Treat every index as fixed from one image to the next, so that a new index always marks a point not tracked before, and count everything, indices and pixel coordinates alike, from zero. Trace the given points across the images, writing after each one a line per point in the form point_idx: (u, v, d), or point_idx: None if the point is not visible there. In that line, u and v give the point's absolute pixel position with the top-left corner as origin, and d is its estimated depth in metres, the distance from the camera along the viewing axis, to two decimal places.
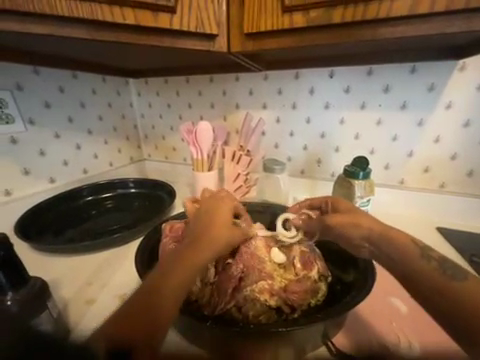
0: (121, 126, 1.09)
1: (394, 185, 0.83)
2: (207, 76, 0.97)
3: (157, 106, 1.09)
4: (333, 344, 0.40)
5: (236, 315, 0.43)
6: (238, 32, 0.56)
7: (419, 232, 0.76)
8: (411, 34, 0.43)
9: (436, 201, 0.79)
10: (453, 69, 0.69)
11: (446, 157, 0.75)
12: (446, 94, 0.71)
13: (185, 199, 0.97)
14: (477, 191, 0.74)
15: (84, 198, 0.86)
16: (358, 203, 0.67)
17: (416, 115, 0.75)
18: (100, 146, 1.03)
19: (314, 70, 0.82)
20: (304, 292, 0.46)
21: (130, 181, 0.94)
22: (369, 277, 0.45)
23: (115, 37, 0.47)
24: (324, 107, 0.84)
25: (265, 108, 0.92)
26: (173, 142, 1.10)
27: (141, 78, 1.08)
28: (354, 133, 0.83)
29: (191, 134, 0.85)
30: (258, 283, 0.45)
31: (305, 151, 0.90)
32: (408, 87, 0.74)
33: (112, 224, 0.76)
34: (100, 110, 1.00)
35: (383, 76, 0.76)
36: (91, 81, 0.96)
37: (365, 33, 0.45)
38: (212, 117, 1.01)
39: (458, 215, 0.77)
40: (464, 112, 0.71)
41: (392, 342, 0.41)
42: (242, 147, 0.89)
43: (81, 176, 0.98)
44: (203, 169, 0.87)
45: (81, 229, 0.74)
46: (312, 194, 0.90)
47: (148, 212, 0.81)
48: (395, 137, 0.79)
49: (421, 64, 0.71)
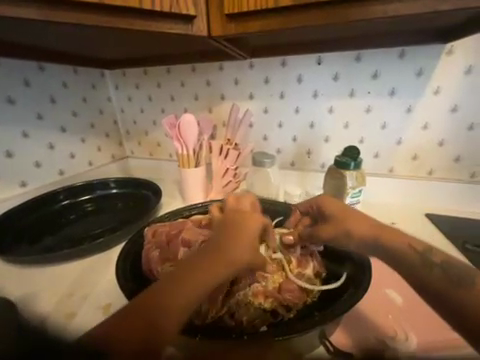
0: (99, 122, 1.01)
1: (384, 174, 0.82)
2: (189, 66, 0.91)
3: (137, 99, 1.02)
4: (331, 343, 0.38)
5: (229, 321, 0.41)
6: (218, 14, 0.51)
7: (409, 220, 0.76)
8: (403, 14, 0.40)
9: (424, 189, 0.79)
10: (441, 53, 0.68)
11: (434, 143, 0.75)
12: (435, 79, 0.70)
13: (172, 198, 0.92)
14: (464, 176, 0.75)
15: (60, 202, 0.80)
16: (350, 195, 0.65)
17: (406, 101, 0.74)
18: (76, 144, 0.95)
19: (300, 57, 0.79)
20: (299, 290, 0.45)
21: (111, 181, 0.88)
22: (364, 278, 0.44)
23: (76, 18, 0.41)
24: (312, 96, 0.81)
25: (252, 98, 0.88)
26: (157, 137, 1.04)
27: (117, 70, 1.01)
28: (344, 123, 0.81)
29: (174, 128, 0.80)
30: (252, 286, 0.43)
31: (295, 142, 0.88)
32: (397, 73, 0.72)
33: (93, 228, 0.71)
34: (73, 105, 0.92)
35: (371, 61, 0.73)
36: (61, 73, 0.87)
37: (354, 12, 0.42)
38: (196, 110, 0.95)
39: (446, 201, 0.78)
40: (452, 97, 0.70)
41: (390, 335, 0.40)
42: (229, 141, 0.84)
43: (56, 178, 0.91)
44: (189, 166, 0.83)
45: (58, 236, 0.68)
46: (304, 186, 0.88)
47: (132, 214, 0.77)
48: (385, 125, 0.78)
49: (410, 48, 0.69)
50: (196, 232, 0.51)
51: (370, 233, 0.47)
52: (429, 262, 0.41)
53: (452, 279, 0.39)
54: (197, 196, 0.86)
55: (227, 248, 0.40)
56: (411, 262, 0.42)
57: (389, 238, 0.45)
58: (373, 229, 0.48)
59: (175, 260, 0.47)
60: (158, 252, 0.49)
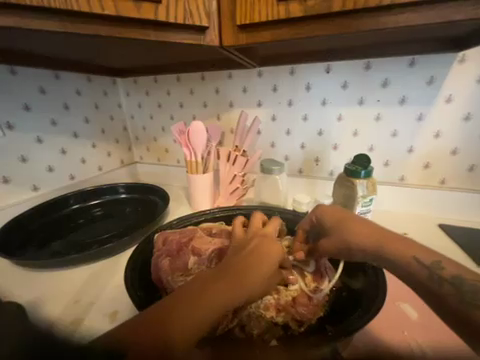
0: (109, 128, 1.03)
1: (394, 182, 0.81)
2: (199, 74, 0.93)
3: (147, 106, 1.04)
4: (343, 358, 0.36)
5: (239, 333, 0.40)
6: (230, 25, 0.52)
7: (422, 230, 0.73)
8: (415, 23, 0.40)
9: (436, 198, 0.77)
10: (453, 61, 0.67)
11: (447, 152, 0.73)
12: (446, 86, 0.69)
13: (180, 203, 0.92)
14: (479, 186, 0.73)
15: (70, 207, 0.82)
16: (361, 203, 0.64)
17: (416, 109, 0.73)
18: (87, 150, 0.97)
19: (309, 66, 0.79)
20: (312, 306, 0.44)
21: (120, 186, 0.89)
22: (380, 288, 0.42)
23: (93, 31, 0.42)
24: (321, 104, 0.81)
25: (260, 106, 0.88)
26: (166, 143, 1.05)
27: (129, 78, 1.03)
28: (353, 131, 0.80)
29: (182, 135, 0.81)
30: (264, 299, 0.43)
31: (303, 149, 0.87)
32: (408, 81, 0.72)
33: (101, 233, 0.72)
34: (86, 112, 0.95)
35: (381, 69, 0.73)
36: (75, 81, 0.90)
37: (366, 22, 0.42)
38: (205, 117, 0.97)
39: (459, 211, 0.75)
40: (465, 105, 0.69)
41: (404, 351, 0.38)
42: (237, 148, 0.85)
43: (67, 182, 0.93)
44: (197, 172, 0.84)
45: (67, 240, 0.69)
46: (311, 193, 0.87)
47: (140, 219, 0.77)
48: (395, 133, 0.77)
49: (421, 57, 0.69)
50: (207, 241, 0.52)
51: (369, 241, 0.42)
52: (440, 277, 0.36)
53: (466, 298, 0.33)
54: (205, 202, 0.86)
55: (249, 267, 0.40)
56: (417, 276, 0.37)
57: (393, 246, 0.40)
58: (373, 233, 0.42)
59: (185, 269, 0.48)
60: (167, 261, 0.49)
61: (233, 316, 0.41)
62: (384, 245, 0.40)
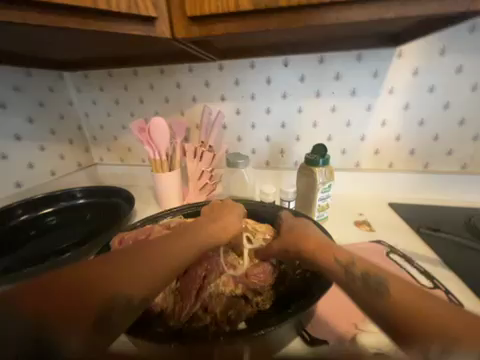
0: (60, 128, 0.94)
1: (351, 168, 0.88)
2: (157, 68, 0.88)
3: (103, 103, 0.97)
4: (307, 333, 0.42)
5: (203, 316, 0.40)
6: (181, 17, 0.50)
7: (375, 210, 0.82)
8: (355, 20, 0.43)
9: (386, 180, 0.86)
10: (393, 56, 0.74)
11: (392, 138, 0.82)
12: (389, 79, 0.77)
13: (147, 204, 0.89)
14: (419, 167, 0.83)
15: (19, 218, 0.73)
16: (320, 190, 0.68)
17: (366, 100, 0.80)
18: (35, 153, 0.87)
19: (268, 59, 0.81)
20: (266, 274, 0.46)
21: (77, 191, 0.82)
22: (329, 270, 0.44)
23: (20, 17, 0.38)
24: (282, 97, 0.84)
25: (224, 100, 0.88)
26: (127, 142, 0.99)
27: (79, 72, 0.94)
28: (313, 122, 0.85)
29: (143, 133, 0.78)
30: (220, 277, 0.45)
31: (268, 142, 0.90)
32: (357, 75, 0.78)
33: (57, 244, 0.66)
34: (29, 111, 0.85)
35: (333, 64, 0.78)
36: (11, 75, 0.79)
37: (311, 17, 0.44)
38: (168, 112, 0.93)
39: (405, 190, 0.85)
40: (404, 95, 0.77)
41: (361, 319, 0.44)
42: (203, 143, 0.84)
43: (13, 190, 0.82)
44: (162, 170, 0.81)
45: (17, 255, 0.62)
46: (278, 185, 0.90)
47: (102, 224, 0.72)
48: (349, 123, 0.83)
49: (366, 52, 0.75)
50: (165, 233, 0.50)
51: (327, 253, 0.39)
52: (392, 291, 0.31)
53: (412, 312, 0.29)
54: (173, 201, 0.84)
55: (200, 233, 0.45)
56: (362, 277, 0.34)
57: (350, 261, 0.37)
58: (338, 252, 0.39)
59: None
60: None
61: (196, 298, 0.42)
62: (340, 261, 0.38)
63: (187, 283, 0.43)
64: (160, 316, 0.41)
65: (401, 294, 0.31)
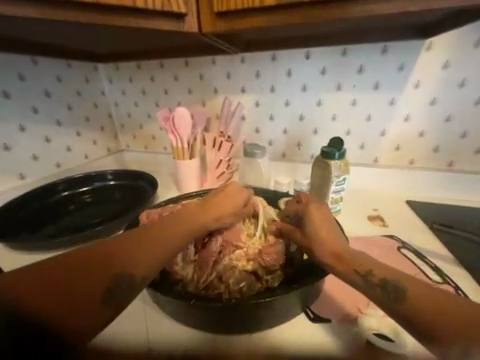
0: (94, 115, 1.03)
1: (369, 163, 0.87)
2: (182, 60, 0.93)
3: (131, 93, 1.03)
4: (311, 311, 0.45)
5: (217, 285, 0.46)
6: (208, 12, 0.54)
7: (391, 207, 0.81)
8: (379, 14, 0.44)
9: (405, 177, 0.84)
10: (422, 48, 0.72)
11: (415, 135, 0.80)
12: (415, 73, 0.74)
13: (168, 189, 0.95)
14: (441, 165, 0.81)
15: (60, 193, 0.83)
16: (335, 183, 0.70)
17: (389, 94, 0.78)
18: (72, 138, 0.97)
19: (290, 51, 0.82)
20: (278, 255, 0.49)
21: (108, 173, 0.90)
22: None
23: (72, 17, 0.43)
24: (302, 90, 0.85)
25: (244, 92, 0.90)
26: (152, 130, 1.06)
27: (111, 64, 1.01)
28: (332, 115, 0.85)
29: (168, 122, 0.83)
30: (234, 253, 0.49)
31: (285, 134, 0.91)
32: (382, 68, 0.76)
33: (92, 218, 0.75)
34: (68, 99, 0.94)
35: (357, 56, 0.77)
36: (54, 66, 0.88)
37: (334, 11, 0.45)
38: (190, 103, 0.98)
39: (425, 188, 0.83)
40: (430, 90, 0.75)
41: (364, 304, 0.46)
42: (222, 133, 0.87)
43: (54, 171, 0.93)
44: (184, 158, 0.86)
45: (60, 225, 0.72)
46: (293, 176, 0.92)
47: (130, 203, 0.80)
48: (369, 117, 0.82)
49: (393, 43, 0.73)
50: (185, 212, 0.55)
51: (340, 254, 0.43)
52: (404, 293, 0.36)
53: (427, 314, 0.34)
54: (192, 187, 0.90)
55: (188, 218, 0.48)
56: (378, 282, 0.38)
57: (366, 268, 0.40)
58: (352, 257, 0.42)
59: None
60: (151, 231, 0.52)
61: (212, 270, 0.47)
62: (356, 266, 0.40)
63: (204, 257, 0.48)
64: (181, 282, 0.48)
65: (423, 297, 0.35)
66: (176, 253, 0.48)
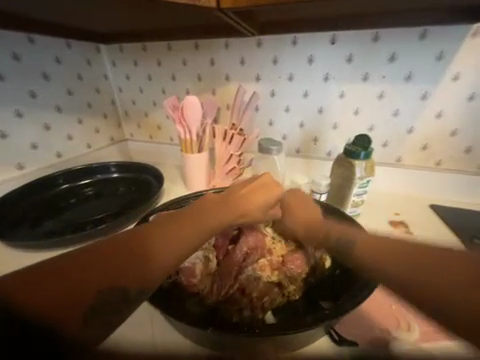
0: (96, 101, 0.96)
1: (391, 163, 0.80)
2: (192, 42, 0.85)
3: (136, 78, 0.96)
4: (336, 332, 0.41)
5: (239, 298, 0.41)
6: None
7: (414, 212, 0.75)
8: None
9: (431, 179, 0.77)
10: (465, 34, 0.63)
11: (446, 134, 0.72)
12: (455, 63, 0.66)
13: (174, 183, 0.90)
14: (473, 168, 0.74)
15: (60, 186, 0.78)
16: (358, 185, 0.64)
17: (422, 87, 0.70)
18: (74, 125, 0.91)
19: (313, 35, 0.73)
20: (303, 263, 0.47)
21: (112, 165, 0.85)
22: None
23: None
24: (323, 79, 0.77)
25: (259, 80, 0.83)
26: (158, 119, 0.99)
27: (114, 45, 0.94)
28: (354, 109, 0.77)
29: (176, 111, 0.77)
30: (259, 261, 0.46)
31: (302, 128, 0.84)
32: (416, 56, 0.68)
33: (95, 213, 0.70)
34: (68, 83, 0.87)
35: (389, 42, 0.68)
36: (53, 46, 0.81)
37: None
38: (199, 91, 0.90)
39: (451, 193, 0.77)
40: (470, 85, 0.66)
41: (393, 327, 0.41)
42: (234, 125, 0.80)
43: (54, 160, 0.88)
44: (192, 151, 0.80)
45: (60, 220, 0.68)
46: (308, 174, 0.86)
47: (134, 199, 0.75)
48: (396, 112, 0.74)
49: (432, 28, 0.64)
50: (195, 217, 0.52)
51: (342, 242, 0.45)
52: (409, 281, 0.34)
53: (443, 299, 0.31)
54: (200, 182, 0.84)
55: (208, 213, 0.42)
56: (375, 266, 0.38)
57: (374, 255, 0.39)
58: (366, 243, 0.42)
59: None
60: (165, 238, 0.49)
61: (234, 279, 0.43)
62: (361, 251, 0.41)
63: (227, 267, 0.45)
64: (198, 295, 0.42)
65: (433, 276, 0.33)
66: (196, 264, 0.45)
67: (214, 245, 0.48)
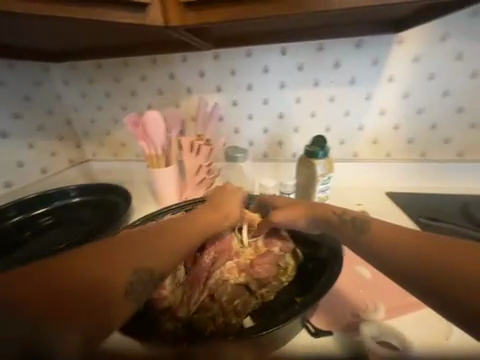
0: (49, 123, 0.90)
1: (349, 159, 0.87)
2: (149, 58, 0.84)
3: (92, 96, 0.92)
4: (312, 324, 0.42)
5: (210, 305, 0.41)
6: (174, 3, 0.49)
7: (374, 200, 0.82)
8: (350, 6, 0.44)
9: (384, 170, 0.86)
10: (393, 42, 0.73)
11: (390, 128, 0.82)
12: (388, 67, 0.75)
13: (144, 200, 0.87)
14: (416, 156, 0.84)
15: (12, 219, 0.71)
16: (321, 182, 0.69)
17: (365, 89, 0.78)
18: (24, 151, 0.84)
19: (265, 47, 0.78)
20: (271, 265, 0.47)
21: (71, 188, 0.79)
22: (337, 253, 0.48)
23: None
24: (280, 87, 0.82)
25: (220, 91, 0.85)
26: (121, 136, 0.96)
27: (65, 64, 0.89)
28: (311, 112, 0.83)
29: (138, 127, 0.76)
30: (226, 264, 0.47)
31: (266, 134, 0.88)
32: (356, 62, 0.76)
33: (55, 244, 0.65)
34: (14, 107, 0.81)
35: (332, 51, 0.76)
36: None
37: (308, 4, 0.45)
38: (161, 105, 0.90)
39: (403, 179, 0.86)
40: (403, 85, 0.76)
41: (362, 310, 0.45)
42: (200, 136, 0.80)
43: (4, 191, 0.81)
44: (159, 166, 0.79)
45: (15, 257, 0.61)
46: (278, 177, 0.89)
47: (100, 222, 0.71)
48: (347, 112, 0.82)
49: (365, 38, 0.73)
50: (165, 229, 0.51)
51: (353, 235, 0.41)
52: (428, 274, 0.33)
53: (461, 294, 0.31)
54: (171, 196, 0.83)
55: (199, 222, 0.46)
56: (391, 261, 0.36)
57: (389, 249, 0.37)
58: (381, 233, 0.39)
59: None
60: None
61: (203, 286, 0.44)
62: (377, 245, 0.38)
63: (196, 277, 0.45)
64: (169, 311, 0.41)
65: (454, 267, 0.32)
66: (163, 277, 0.44)
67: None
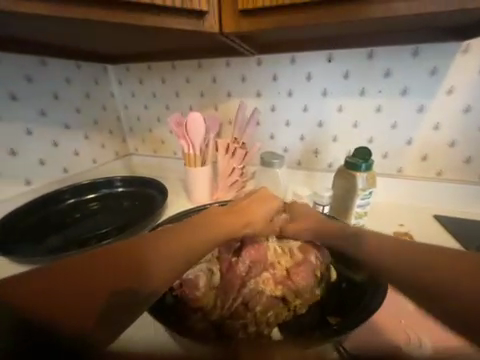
0: (102, 118, 0.99)
1: (392, 174, 0.81)
2: (195, 62, 0.89)
3: (141, 95, 1.00)
4: (345, 349, 0.38)
5: (243, 313, 0.41)
6: (231, 10, 0.51)
7: (419, 223, 0.74)
8: (419, 11, 0.41)
9: (433, 190, 0.78)
10: (457, 51, 0.66)
11: (445, 144, 0.74)
12: (448, 77, 0.68)
13: (178, 196, 0.91)
14: (474, 178, 0.74)
15: (65, 201, 0.80)
16: (361, 197, 0.64)
17: (418, 101, 0.72)
18: (80, 141, 0.94)
19: (310, 54, 0.77)
20: (307, 276, 0.46)
21: (116, 179, 0.87)
22: None
23: (86, 15, 0.40)
24: (322, 94, 0.80)
25: (260, 96, 0.86)
26: (161, 134, 1.02)
27: (121, 65, 0.98)
28: (353, 122, 0.79)
29: (180, 127, 0.80)
30: (261, 275, 0.45)
31: (302, 141, 0.86)
32: (411, 72, 0.71)
33: (99, 228, 0.71)
34: (77, 102, 0.91)
35: (383, 59, 0.72)
36: (64, 68, 0.85)
37: (370, 10, 0.42)
38: (201, 107, 0.93)
39: (455, 203, 0.76)
40: (465, 97, 0.68)
41: (404, 343, 0.40)
42: (236, 139, 0.82)
43: (61, 176, 0.90)
44: (195, 165, 0.82)
45: (65, 236, 0.68)
46: (310, 186, 0.86)
47: (138, 213, 0.76)
48: (395, 124, 0.76)
49: (424, 46, 0.68)
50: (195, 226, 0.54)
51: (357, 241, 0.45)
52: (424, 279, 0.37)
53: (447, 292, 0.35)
54: (203, 195, 0.85)
55: (212, 228, 0.49)
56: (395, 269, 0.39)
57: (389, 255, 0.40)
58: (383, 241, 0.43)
59: None
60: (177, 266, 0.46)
61: (238, 293, 0.43)
62: (377, 250, 0.42)
63: (231, 283, 0.45)
64: (200, 310, 0.42)
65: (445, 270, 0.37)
66: (200, 277, 0.45)
67: (218, 259, 0.48)
